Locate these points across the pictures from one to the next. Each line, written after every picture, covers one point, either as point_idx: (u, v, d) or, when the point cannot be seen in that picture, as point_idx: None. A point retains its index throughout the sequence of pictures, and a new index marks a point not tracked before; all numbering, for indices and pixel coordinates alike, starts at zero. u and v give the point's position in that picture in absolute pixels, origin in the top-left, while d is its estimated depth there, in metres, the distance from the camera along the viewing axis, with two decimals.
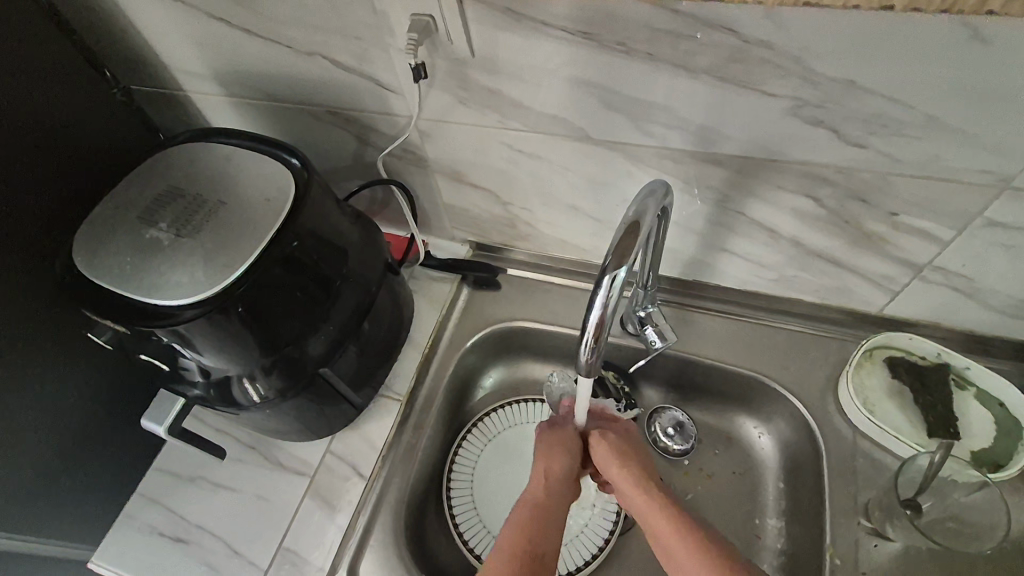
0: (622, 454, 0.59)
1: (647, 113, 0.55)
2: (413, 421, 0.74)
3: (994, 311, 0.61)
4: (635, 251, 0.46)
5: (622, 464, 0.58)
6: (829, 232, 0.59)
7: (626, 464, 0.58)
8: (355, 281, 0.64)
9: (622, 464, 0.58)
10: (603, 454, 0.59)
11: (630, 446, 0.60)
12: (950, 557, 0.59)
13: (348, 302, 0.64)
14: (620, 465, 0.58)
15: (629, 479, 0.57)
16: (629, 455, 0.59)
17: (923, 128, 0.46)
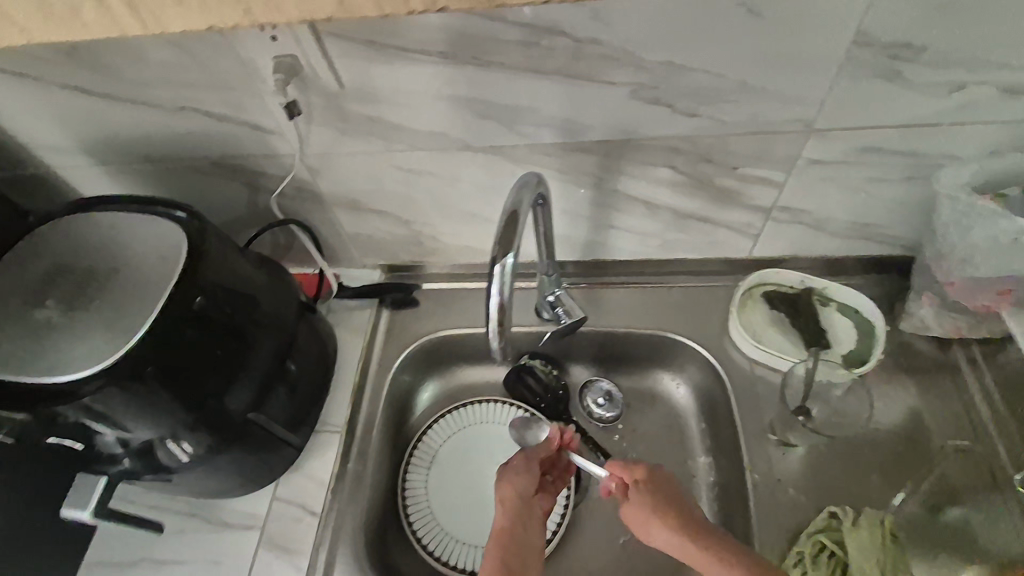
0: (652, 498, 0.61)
1: (513, 116, 0.60)
2: (356, 448, 0.73)
3: (836, 236, 0.72)
4: (518, 236, 0.49)
5: (665, 525, 0.58)
6: (692, 194, 0.67)
7: (664, 522, 0.59)
8: (272, 322, 0.65)
9: (664, 519, 0.59)
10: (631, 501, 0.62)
11: (651, 488, 0.62)
12: (848, 448, 0.68)
13: (267, 346, 0.64)
14: (664, 522, 0.59)
15: (665, 528, 0.58)
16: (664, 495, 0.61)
17: (738, 93, 0.55)
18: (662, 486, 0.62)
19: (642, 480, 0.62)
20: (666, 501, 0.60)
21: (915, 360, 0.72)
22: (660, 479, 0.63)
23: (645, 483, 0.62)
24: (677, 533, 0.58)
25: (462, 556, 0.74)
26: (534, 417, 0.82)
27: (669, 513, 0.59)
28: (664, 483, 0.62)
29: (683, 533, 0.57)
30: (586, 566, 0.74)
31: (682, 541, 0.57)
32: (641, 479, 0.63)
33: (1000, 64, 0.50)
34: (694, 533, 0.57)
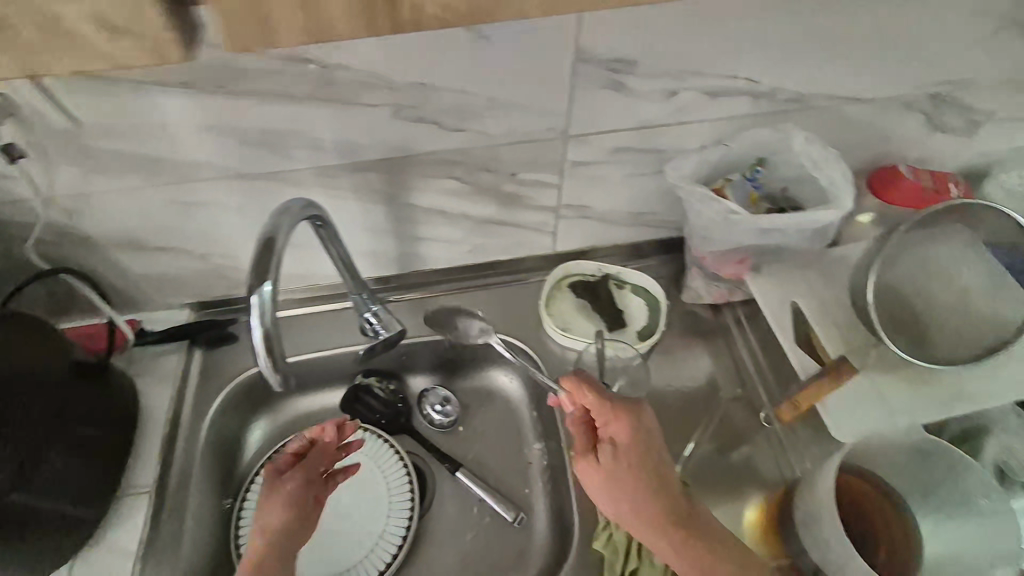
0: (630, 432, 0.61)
1: (282, 141, 0.59)
2: (170, 507, 0.68)
3: (620, 225, 0.80)
4: (275, 263, 0.47)
5: (615, 462, 0.60)
6: (481, 200, 0.71)
7: (620, 465, 0.60)
8: (26, 387, 0.57)
9: (626, 468, 0.60)
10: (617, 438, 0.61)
11: (640, 442, 0.60)
12: (657, 416, 0.75)
13: (26, 408, 0.56)
14: (631, 470, 0.59)
15: (633, 471, 0.59)
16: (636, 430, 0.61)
17: (492, 108, 0.59)
18: (647, 437, 0.61)
19: (629, 438, 0.61)
20: (645, 452, 0.60)
21: (696, 325, 0.82)
22: (647, 437, 0.61)
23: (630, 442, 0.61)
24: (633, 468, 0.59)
25: None
26: (374, 437, 0.83)
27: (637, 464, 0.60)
28: (648, 436, 0.61)
29: (643, 479, 0.59)
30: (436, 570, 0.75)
31: (633, 483, 0.59)
32: (615, 429, 0.61)
33: (693, 72, 0.59)
34: (649, 476, 0.59)
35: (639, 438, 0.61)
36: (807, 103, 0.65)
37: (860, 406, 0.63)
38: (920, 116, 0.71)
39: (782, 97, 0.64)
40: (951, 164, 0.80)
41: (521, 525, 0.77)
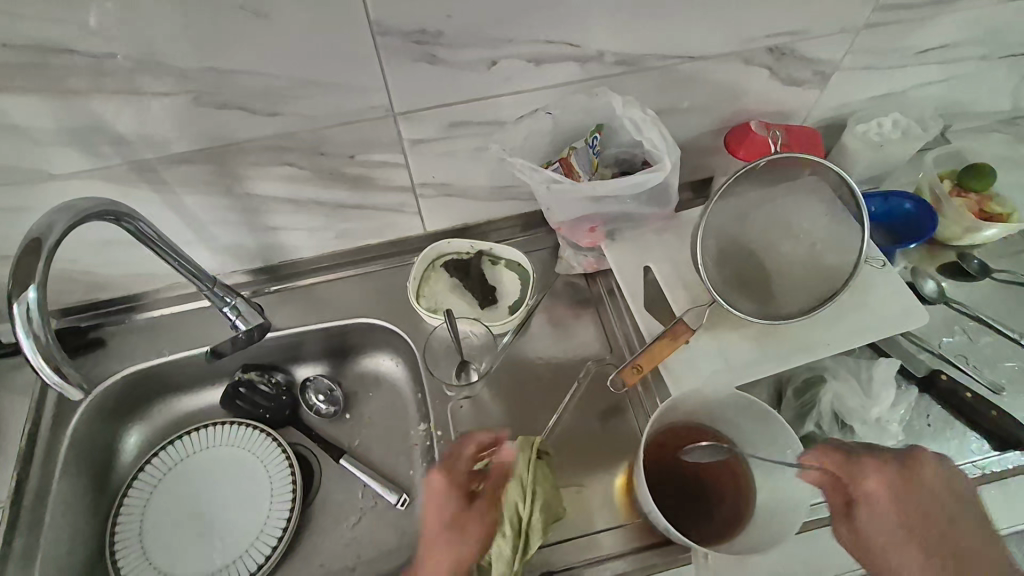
0: (489, 494, 0.64)
1: (80, 138, 0.56)
2: (25, 521, 0.67)
3: (488, 201, 0.79)
4: (43, 267, 0.45)
5: (891, 513, 0.51)
6: (327, 185, 0.69)
7: (896, 511, 0.51)
8: None
9: (897, 514, 0.51)
10: (866, 496, 0.52)
11: (903, 492, 0.52)
12: (527, 388, 0.76)
13: None
14: (883, 506, 0.52)
15: (890, 525, 0.51)
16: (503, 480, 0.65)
17: (301, 89, 0.56)
18: (932, 505, 0.51)
19: (899, 477, 0.53)
20: (923, 511, 0.51)
21: (575, 295, 0.82)
22: (936, 492, 0.52)
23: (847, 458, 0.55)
24: (894, 539, 0.51)
25: None
26: (255, 432, 0.81)
27: (914, 512, 0.51)
28: (942, 492, 0.52)
29: (914, 536, 0.50)
30: (320, 559, 0.75)
31: (896, 538, 0.51)
32: (903, 485, 0.52)
33: (509, 39, 0.57)
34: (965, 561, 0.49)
35: (892, 498, 0.52)
36: (640, 64, 0.64)
37: (700, 364, 0.64)
38: (764, 70, 0.70)
39: (611, 60, 0.62)
40: (809, 115, 0.80)
41: (406, 506, 0.77)
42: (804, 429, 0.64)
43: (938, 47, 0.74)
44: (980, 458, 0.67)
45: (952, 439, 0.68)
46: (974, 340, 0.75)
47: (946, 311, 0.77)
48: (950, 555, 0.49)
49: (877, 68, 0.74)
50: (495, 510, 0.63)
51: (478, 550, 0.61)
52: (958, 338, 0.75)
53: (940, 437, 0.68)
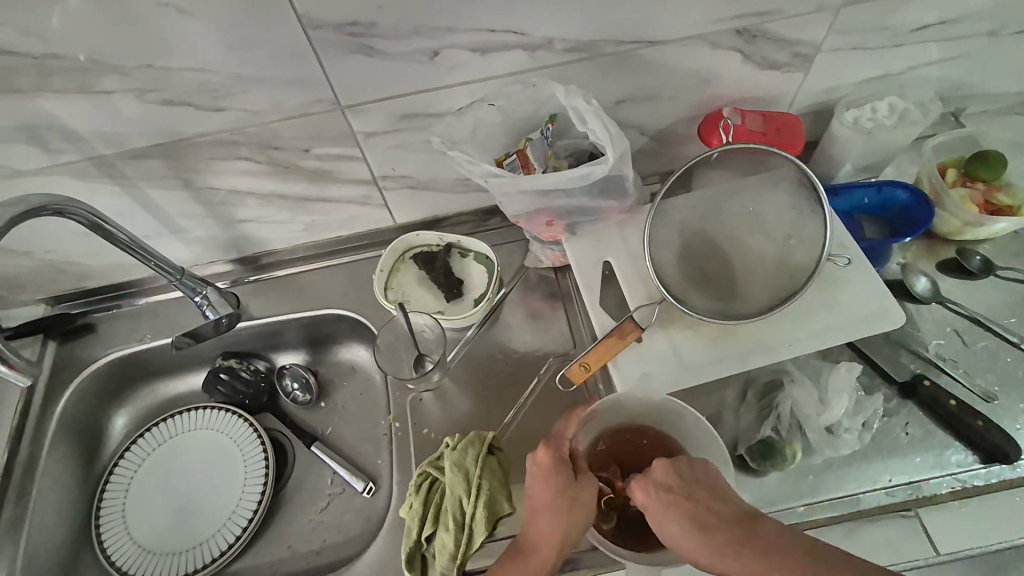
0: (555, 495, 0.51)
1: (39, 135, 0.59)
2: (15, 492, 0.73)
3: (453, 193, 0.78)
4: None
5: (697, 528, 0.46)
6: (285, 178, 0.70)
7: (705, 520, 0.46)
8: None
9: (701, 527, 0.46)
10: (671, 520, 0.46)
11: (699, 497, 0.47)
12: (488, 383, 0.75)
13: None
14: (689, 523, 0.46)
15: (704, 541, 0.46)
16: (567, 495, 0.51)
17: (240, 84, 0.57)
18: (719, 492, 0.48)
19: (684, 480, 0.48)
20: (714, 504, 0.47)
21: (548, 288, 0.80)
22: (711, 479, 0.49)
23: (670, 484, 0.48)
24: (711, 553, 0.45)
25: (153, 567, 0.75)
26: (230, 415, 0.84)
27: (711, 511, 0.47)
28: (717, 482, 0.49)
29: (723, 542, 0.45)
30: (287, 542, 0.77)
31: (715, 553, 0.45)
32: (694, 488, 0.48)
33: (447, 28, 0.56)
34: (783, 543, 0.45)
35: (691, 510, 0.47)
36: (593, 50, 0.62)
37: (654, 363, 0.62)
38: (734, 53, 0.66)
39: (561, 47, 0.60)
40: (794, 100, 0.75)
41: (372, 493, 0.78)
42: (762, 431, 0.61)
43: (936, 24, 0.67)
44: (962, 471, 0.61)
45: (935, 450, 0.63)
46: (968, 343, 0.69)
47: (938, 310, 0.72)
48: (761, 541, 0.45)
49: (866, 48, 0.69)
50: (566, 520, 0.50)
51: (422, 540, 0.62)
52: (948, 340, 0.70)
53: (919, 446, 0.63)
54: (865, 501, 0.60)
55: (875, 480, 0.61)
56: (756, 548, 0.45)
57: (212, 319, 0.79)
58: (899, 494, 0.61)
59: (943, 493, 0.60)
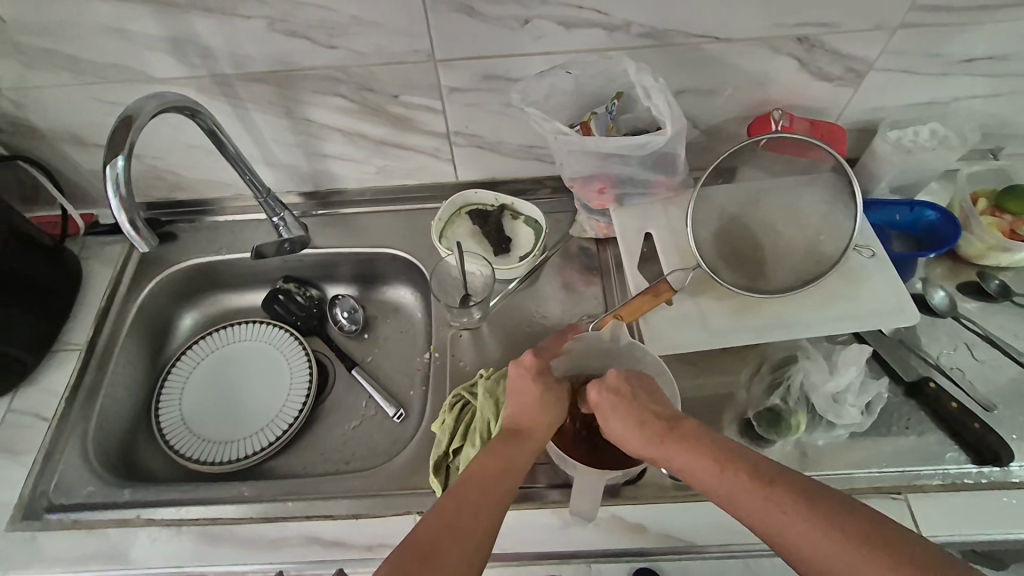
0: (539, 395, 0.58)
1: (180, 48, 0.68)
2: (95, 362, 0.82)
3: (515, 158, 0.85)
4: (132, 139, 0.57)
5: (630, 418, 0.56)
6: (372, 119, 0.78)
7: (639, 413, 0.56)
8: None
9: (633, 417, 0.56)
10: (614, 410, 0.56)
11: (638, 396, 0.57)
12: (522, 331, 0.82)
13: None
14: (625, 417, 0.56)
15: (635, 427, 0.55)
16: (550, 393, 0.58)
17: (355, 26, 0.66)
18: (659, 398, 0.57)
19: (631, 385, 0.58)
20: (651, 404, 0.57)
21: (586, 260, 0.86)
22: (651, 386, 0.59)
23: (619, 389, 0.58)
24: (650, 443, 0.54)
25: (200, 450, 0.83)
26: (284, 333, 0.93)
27: (649, 409, 0.56)
28: (655, 392, 0.58)
29: (651, 430, 0.54)
30: (321, 450, 0.84)
31: (644, 439, 0.55)
32: (636, 390, 0.58)
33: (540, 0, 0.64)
34: (698, 437, 0.53)
35: (630, 406, 0.56)
36: (664, 39, 0.69)
37: (679, 324, 0.69)
38: (792, 60, 0.72)
39: (637, 32, 0.68)
40: (843, 113, 0.80)
41: (402, 420, 0.85)
42: (770, 400, 0.67)
43: (985, 57, 0.73)
44: (954, 467, 0.66)
45: (929, 446, 0.67)
46: (976, 357, 0.73)
47: (953, 324, 0.76)
48: (682, 431, 0.54)
49: (915, 72, 0.74)
50: (553, 411, 0.58)
51: (449, 453, 0.69)
52: (959, 351, 0.74)
53: (914, 440, 0.68)
54: (857, 479, 0.65)
55: (870, 463, 0.66)
56: (675, 437, 0.53)
57: (278, 241, 0.89)
58: (890, 478, 0.65)
59: (933, 483, 0.65)
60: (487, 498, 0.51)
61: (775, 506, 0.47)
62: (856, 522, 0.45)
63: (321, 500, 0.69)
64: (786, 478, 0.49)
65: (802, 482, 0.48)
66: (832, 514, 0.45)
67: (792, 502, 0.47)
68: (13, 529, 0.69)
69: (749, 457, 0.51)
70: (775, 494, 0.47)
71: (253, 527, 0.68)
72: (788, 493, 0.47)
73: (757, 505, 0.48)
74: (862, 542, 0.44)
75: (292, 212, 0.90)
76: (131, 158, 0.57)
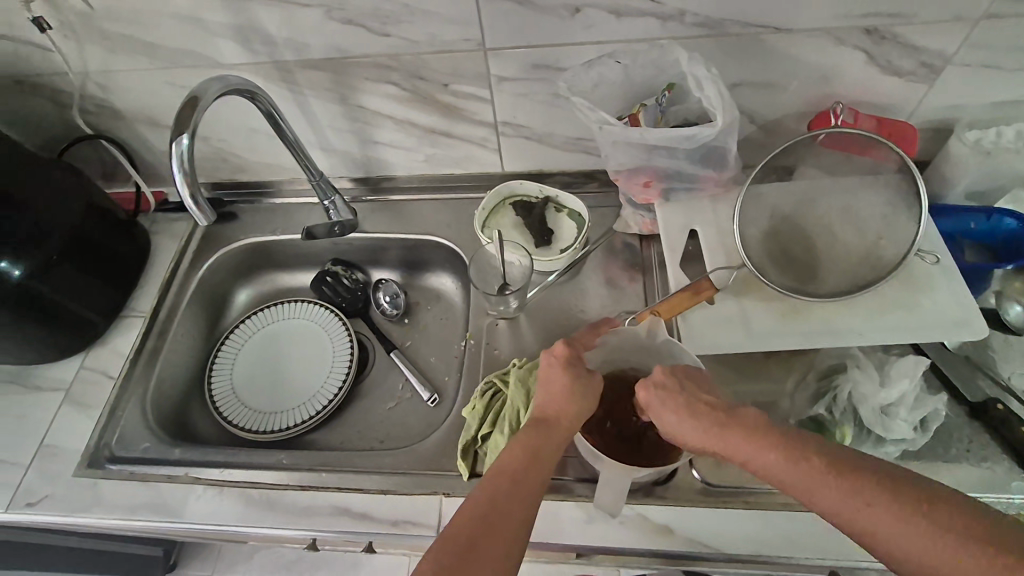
0: (568, 385, 0.58)
1: (246, 35, 0.72)
2: (157, 329, 0.88)
3: (561, 150, 0.85)
4: (195, 118, 0.61)
5: (686, 412, 0.53)
6: (422, 108, 0.80)
7: (694, 405, 0.53)
8: (75, 205, 0.80)
9: (688, 410, 0.53)
10: (667, 405, 0.54)
11: (689, 388, 0.55)
12: (558, 324, 0.81)
13: (59, 221, 0.77)
14: (680, 410, 0.53)
15: (692, 421, 0.53)
16: (579, 383, 0.58)
17: (409, 14, 0.68)
18: (709, 390, 0.55)
19: (679, 379, 0.56)
20: (703, 396, 0.54)
21: (629, 257, 0.85)
22: (700, 379, 0.57)
23: (670, 384, 0.55)
24: (709, 434, 0.52)
25: (247, 419, 0.88)
26: (332, 315, 0.96)
27: (703, 400, 0.54)
28: (704, 384, 0.56)
29: (707, 420, 0.52)
30: (358, 428, 0.87)
31: (702, 432, 0.52)
32: (686, 384, 0.55)
33: None
34: (758, 427, 0.50)
35: (683, 399, 0.54)
36: (720, 29, 0.67)
37: (720, 325, 0.66)
38: (859, 53, 0.68)
39: (691, 22, 0.66)
40: (915, 112, 0.75)
41: (436, 404, 0.86)
42: (813, 410, 0.64)
43: None
44: (1022, 497, 0.60)
45: (992, 473, 0.62)
46: None
47: None
48: (740, 421, 0.51)
49: (1000, 67, 0.68)
50: (581, 401, 0.57)
51: (478, 439, 0.70)
52: None
53: (976, 465, 0.63)
54: None
55: None
56: (735, 427, 0.51)
57: (329, 223, 0.94)
58: None
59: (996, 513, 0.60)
60: (519, 489, 0.51)
61: (860, 494, 0.44)
62: (945, 507, 0.43)
63: (353, 474, 0.72)
64: (866, 467, 0.46)
65: (881, 471, 0.45)
66: (919, 502, 0.43)
67: (876, 492, 0.44)
68: (79, 475, 0.75)
69: (817, 446, 0.48)
70: (856, 484, 0.45)
71: (288, 493, 0.71)
72: (869, 483, 0.45)
73: (840, 495, 0.45)
74: (958, 526, 0.42)
75: (343, 197, 0.94)
76: (194, 136, 0.61)
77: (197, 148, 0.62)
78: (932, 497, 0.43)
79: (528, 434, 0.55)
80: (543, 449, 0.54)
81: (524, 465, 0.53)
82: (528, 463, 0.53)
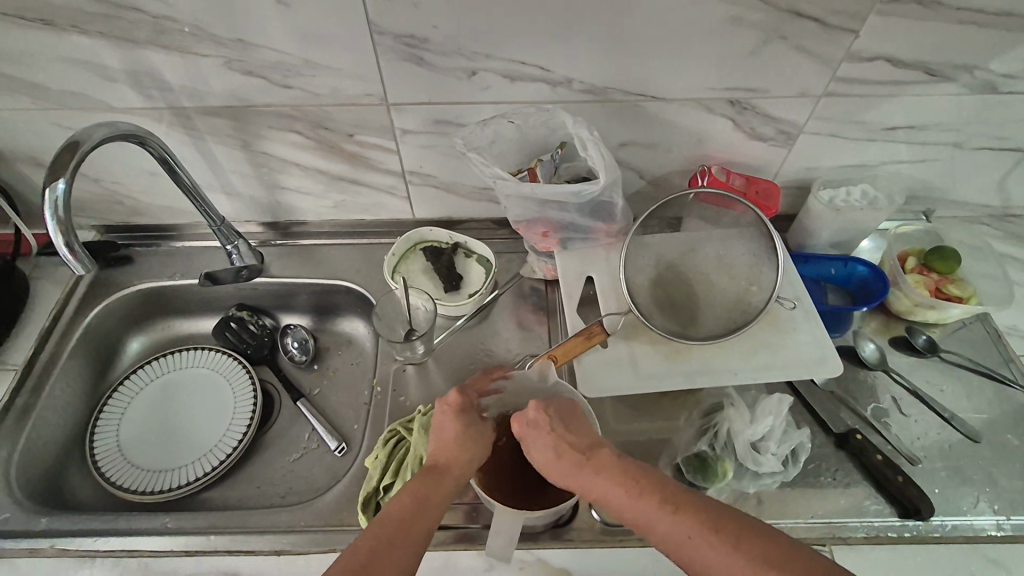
0: (459, 432, 0.59)
1: (140, 81, 0.71)
2: (30, 385, 0.81)
3: (469, 199, 0.88)
4: (73, 164, 0.59)
5: (550, 447, 0.56)
6: (327, 155, 0.81)
7: (558, 442, 0.57)
8: None
9: (552, 445, 0.56)
10: (535, 441, 0.57)
11: (558, 425, 0.58)
12: (465, 368, 0.82)
13: None
14: (548, 447, 0.56)
15: (555, 459, 0.56)
16: (470, 430, 0.59)
17: (309, 69, 0.70)
18: (579, 425, 0.58)
19: (551, 415, 0.58)
20: (570, 433, 0.57)
21: (537, 301, 0.88)
22: (572, 413, 0.59)
23: (545, 422, 0.58)
24: (572, 472, 0.55)
25: (133, 479, 0.81)
26: (233, 362, 0.92)
27: (568, 438, 0.57)
28: (579, 419, 0.59)
29: (570, 460, 0.55)
30: (258, 483, 0.82)
31: (563, 468, 0.56)
32: (557, 419, 0.58)
33: (485, 55, 0.68)
34: (612, 464, 0.54)
35: (551, 436, 0.57)
36: (605, 95, 0.73)
37: (613, 367, 0.70)
38: (726, 120, 0.77)
39: (578, 88, 0.72)
40: (780, 171, 0.84)
41: (343, 454, 0.83)
42: (698, 446, 0.67)
43: (906, 126, 0.78)
44: (879, 520, 0.66)
45: (855, 498, 0.68)
46: (904, 412, 0.75)
47: (883, 377, 0.78)
48: (597, 461, 0.54)
49: (843, 137, 0.79)
50: (471, 449, 0.58)
51: (380, 489, 0.68)
52: (887, 406, 0.75)
53: (842, 492, 0.68)
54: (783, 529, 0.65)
55: (795, 512, 0.67)
56: (590, 466, 0.54)
57: (234, 269, 0.90)
58: (817, 529, 0.66)
59: (858, 536, 0.65)
60: (402, 535, 0.51)
61: (690, 533, 0.48)
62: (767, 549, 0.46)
63: (246, 534, 0.68)
64: (703, 507, 0.49)
65: (711, 508, 0.49)
66: (737, 537, 0.47)
67: (699, 527, 0.48)
68: None
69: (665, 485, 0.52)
70: (683, 518, 0.49)
71: (171, 560, 0.67)
72: (696, 521, 0.48)
73: (674, 533, 0.48)
74: (770, 565, 0.45)
75: (248, 241, 0.92)
76: (72, 183, 0.59)
77: (75, 195, 0.59)
78: (756, 539, 0.46)
79: (417, 481, 0.55)
80: (427, 495, 0.54)
81: (408, 514, 0.52)
82: (413, 511, 0.53)
